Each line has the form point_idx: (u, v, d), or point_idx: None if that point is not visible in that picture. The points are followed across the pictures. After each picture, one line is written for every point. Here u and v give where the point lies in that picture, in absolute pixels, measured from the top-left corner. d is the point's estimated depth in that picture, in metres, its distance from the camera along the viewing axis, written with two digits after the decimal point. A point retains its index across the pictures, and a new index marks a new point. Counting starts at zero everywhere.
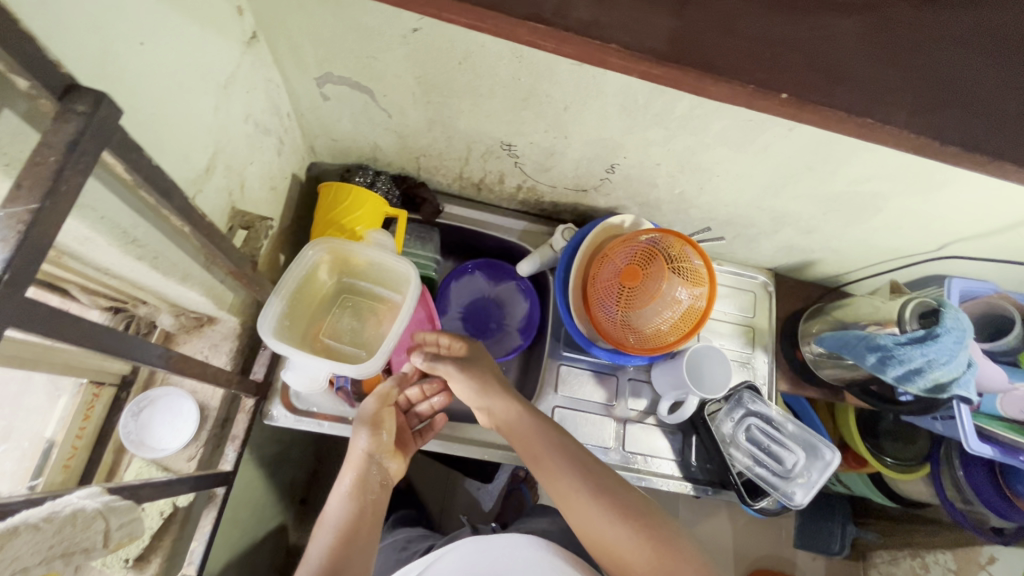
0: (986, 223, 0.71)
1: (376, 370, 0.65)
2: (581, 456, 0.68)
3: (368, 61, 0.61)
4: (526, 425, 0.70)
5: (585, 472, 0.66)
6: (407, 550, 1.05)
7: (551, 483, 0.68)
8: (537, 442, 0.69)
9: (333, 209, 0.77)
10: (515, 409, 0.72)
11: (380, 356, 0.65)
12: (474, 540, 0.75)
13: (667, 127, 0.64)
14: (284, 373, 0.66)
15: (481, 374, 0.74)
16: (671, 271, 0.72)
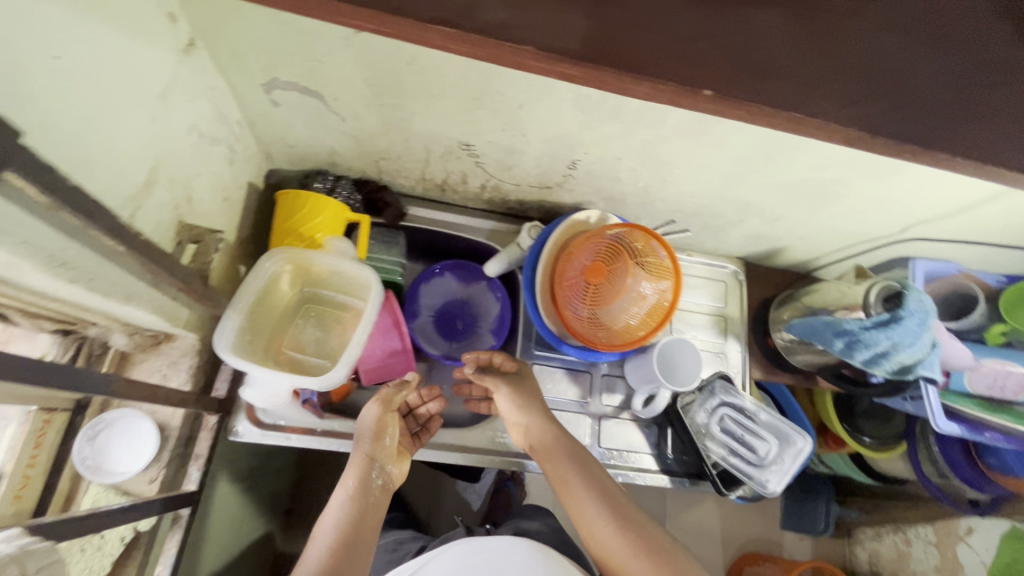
0: (944, 205, 0.71)
1: (340, 380, 0.64)
2: (606, 485, 0.71)
3: (314, 65, 0.60)
4: (559, 450, 0.73)
5: (607, 500, 0.68)
6: (397, 552, 1.02)
7: (574, 507, 0.70)
8: (564, 468, 0.72)
9: (291, 216, 0.74)
10: (552, 432, 0.75)
11: (342, 367, 0.64)
12: (470, 543, 0.72)
13: (623, 121, 0.63)
14: (243, 390, 0.64)
15: (525, 394, 0.78)
16: (635, 266, 0.72)
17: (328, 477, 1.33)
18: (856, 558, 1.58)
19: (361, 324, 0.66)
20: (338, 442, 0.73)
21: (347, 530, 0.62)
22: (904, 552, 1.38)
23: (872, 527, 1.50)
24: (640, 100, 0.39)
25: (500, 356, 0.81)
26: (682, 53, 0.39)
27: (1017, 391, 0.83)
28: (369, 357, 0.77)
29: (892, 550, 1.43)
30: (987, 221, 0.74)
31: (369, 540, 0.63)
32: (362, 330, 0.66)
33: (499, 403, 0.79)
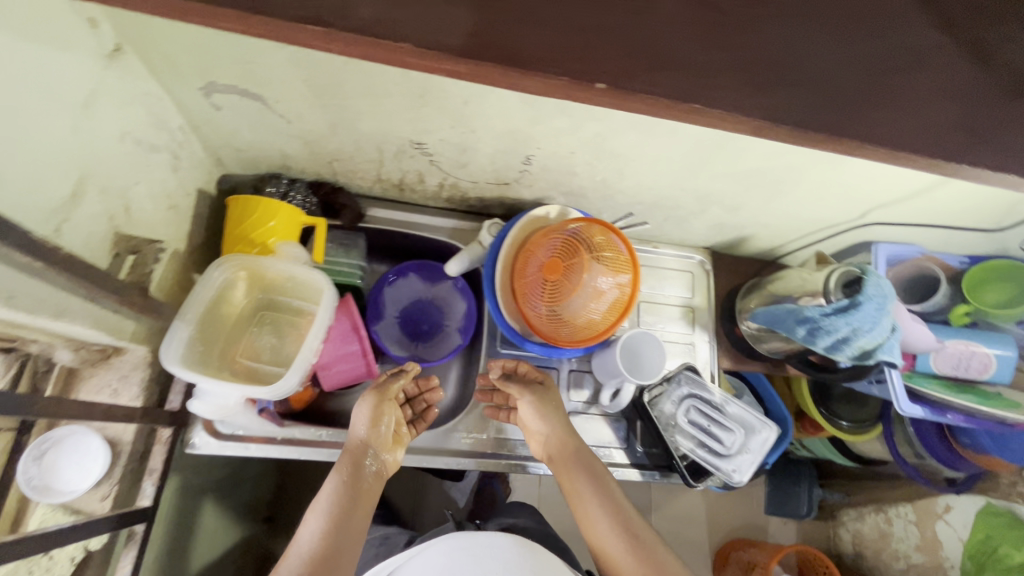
0: (899, 189, 0.71)
1: (293, 388, 0.63)
2: (621, 505, 0.71)
3: (250, 67, 0.58)
4: (576, 463, 0.74)
5: (619, 517, 0.69)
6: (385, 545, 1.02)
7: (584, 518, 0.72)
8: (579, 483, 0.73)
9: (241, 222, 0.72)
10: (572, 445, 0.76)
11: (294, 375, 0.63)
12: (459, 538, 0.73)
13: (571, 115, 0.62)
14: (191, 403, 0.63)
15: (549, 404, 0.78)
16: (592, 261, 0.71)
17: (309, 482, 1.31)
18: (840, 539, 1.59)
19: (313, 330, 0.65)
20: (299, 450, 0.74)
21: (337, 518, 0.64)
22: (885, 532, 1.40)
23: (854, 508, 1.52)
24: (542, 94, 0.40)
25: (525, 366, 0.82)
26: (596, 57, 0.41)
27: (980, 370, 0.87)
28: (330, 363, 0.75)
29: (874, 530, 1.44)
30: (943, 203, 0.74)
31: (358, 532, 0.65)
32: (314, 336, 0.65)
33: (523, 411, 0.79)
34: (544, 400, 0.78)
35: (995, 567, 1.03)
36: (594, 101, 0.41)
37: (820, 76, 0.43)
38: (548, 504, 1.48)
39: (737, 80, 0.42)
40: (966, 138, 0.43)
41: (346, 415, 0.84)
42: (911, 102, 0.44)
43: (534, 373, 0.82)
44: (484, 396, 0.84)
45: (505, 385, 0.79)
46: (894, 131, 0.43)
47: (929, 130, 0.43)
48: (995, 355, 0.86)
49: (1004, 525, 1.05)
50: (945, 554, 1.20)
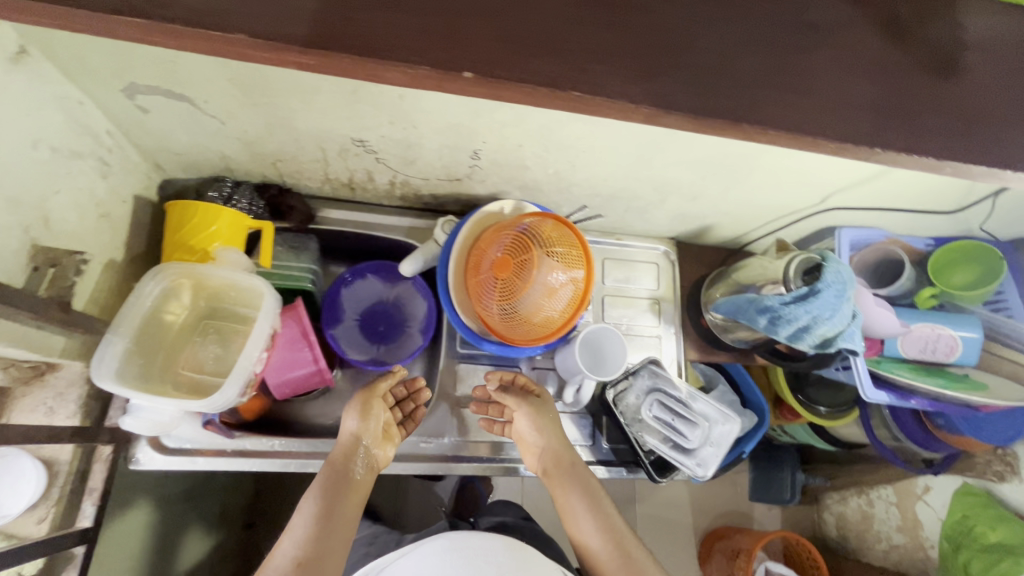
0: (855, 173, 0.70)
1: (234, 398, 0.62)
2: (614, 522, 0.72)
3: (169, 67, 0.55)
4: (571, 476, 0.75)
5: (608, 534, 0.71)
6: (375, 544, 0.98)
7: (575, 527, 0.73)
8: (572, 499, 0.74)
9: (181, 228, 0.70)
10: (568, 459, 0.76)
11: (231, 387, 0.61)
12: (452, 539, 0.72)
13: (512, 107, 0.60)
14: (123, 421, 0.60)
15: (545, 416, 0.79)
16: (542, 256, 0.68)
17: (286, 488, 1.29)
18: (824, 522, 1.59)
19: (251, 340, 0.63)
20: (249, 461, 0.72)
21: (324, 515, 0.65)
22: (868, 514, 1.40)
23: (837, 492, 1.52)
24: (453, 85, 0.38)
25: (523, 378, 0.82)
26: (511, 42, 0.39)
27: (946, 353, 0.86)
28: (282, 372, 0.74)
29: (857, 512, 1.45)
30: (901, 185, 0.73)
31: (346, 534, 0.66)
32: (253, 346, 0.63)
33: (519, 423, 0.79)
34: (540, 412, 0.79)
35: (972, 547, 1.03)
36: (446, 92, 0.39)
37: (752, 57, 0.41)
38: (531, 499, 1.47)
39: (661, 65, 0.40)
40: (903, 118, 0.42)
41: (302, 423, 0.84)
42: (848, 84, 0.42)
43: (531, 385, 0.82)
44: (479, 409, 0.82)
45: (502, 396, 0.79)
46: (831, 113, 0.41)
47: (865, 111, 0.41)
48: (961, 337, 0.85)
49: (979, 504, 1.06)
50: (925, 533, 1.22)
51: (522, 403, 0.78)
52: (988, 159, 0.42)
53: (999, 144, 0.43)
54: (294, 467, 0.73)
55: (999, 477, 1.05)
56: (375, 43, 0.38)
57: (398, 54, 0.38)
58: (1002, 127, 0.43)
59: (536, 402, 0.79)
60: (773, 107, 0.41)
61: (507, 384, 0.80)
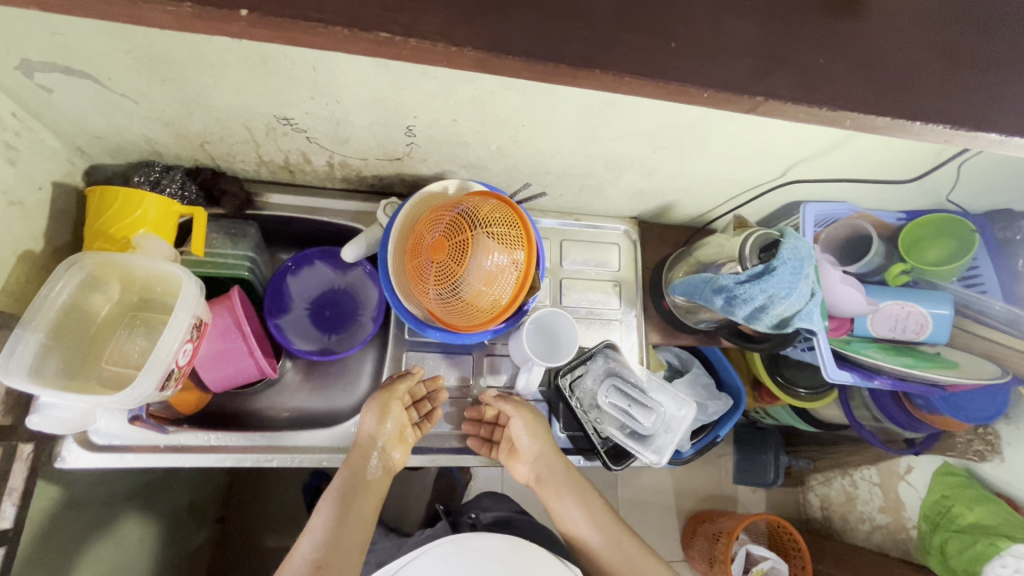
0: (811, 144, 0.66)
1: (151, 392, 0.59)
2: (609, 522, 0.76)
3: (59, 39, 0.51)
4: (564, 483, 0.78)
5: (603, 532, 0.75)
6: (376, 555, 0.93)
7: (572, 529, 0.77)
8: (567, 504, 0.77)
9: (100, 215, 0.66)
10: (558, 467, 0.78)
11: (146, 380, 0.58)
12: (456, 542, 0.69)
13: (436, 77, 0.56)
14: (31, 419, 0.58)
15: (537, 421, 0.79)
16: (479, 237, 0.64)
17: (260, 480, 1.27)
18: (809, 503, 1.57)
19: (169, 331, 0.60)
20: (184, 456, 0.70)
21: (341, 517, 0.67)
22: (851, 494, 1.38)
23: (820, 473, 1.49)
24: (329, 47, 0.35)
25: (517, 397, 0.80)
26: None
27: (916, 331, 0.83)
28: (217, 366, 0.71)
29: (841, 493, 1.42)
30: (862, 154, 0.68)
31: (361, 537, 0.68)
32: (171, 336, 0.60)
33: (514, 431, 0.78)
34: (533, 419, 0.79)
35: (947, 528, 1.01)
36: (249, 37, 0.35)
37: (663, 11, 0.37)
38: (511, 487, 1.38)
39: (558, 18, 0.36)
40: (832, 74, 0.39)
41: (246, 414, 0.82)
42: (769, 40, 0.38)
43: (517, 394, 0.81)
44: (471, 428, 0.81)
45: (499, 406, 0.78)
46: (754, 73, 0.38)
47: (790, 69, 0.38)
48: (930, 314, 0.82)
49: (958, 484, 1.03)
50: (908, 513, 1.20)
51: (518, 411, 0.78)
52: (917, 117, 0.39)
53: (935, 100, 0.39)
54: (229, 462, 0.72)
55: (980, 456, 1.01)
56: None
57: (260, 5, 0.34)
58: (935, 83, 0.40)
59: (530, 410, 0.79)
60: (688, 65, 0.37)
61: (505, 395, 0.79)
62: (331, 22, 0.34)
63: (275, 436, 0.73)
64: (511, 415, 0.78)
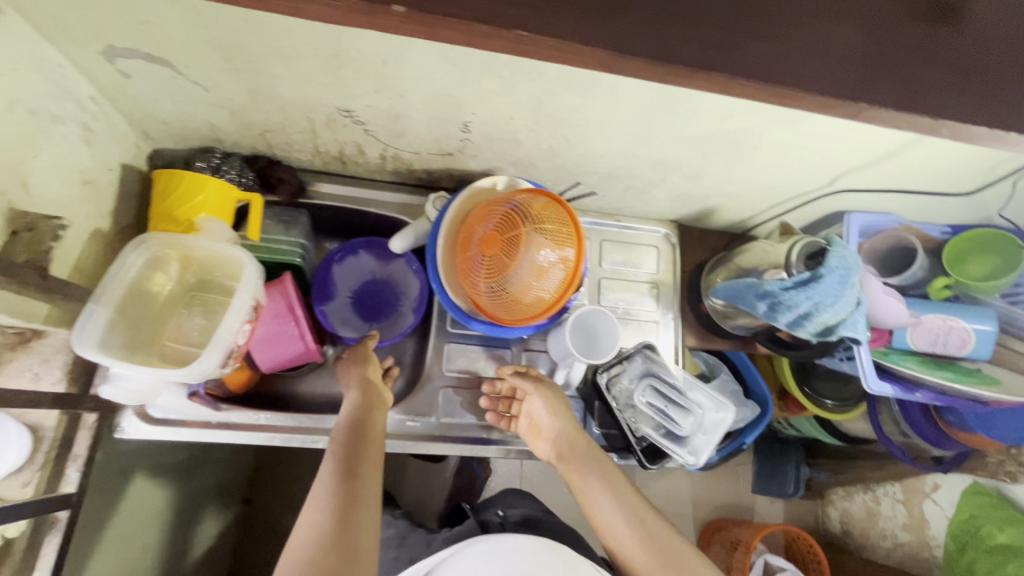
0: (864, 152, 0.66)
1: (212, 370, 0.61)
2: (634, 503, 0.71)
3: (145, 27, 0.53)
4: (587, 460, 0.74)
5: (629, 514, 0.69)
6: (405, 550, 0.95)
7: (592, 510, 0.72)
8: (591, 482, 0.72)
9: (166, 198, 0.69)
10: (583, 443, 0.75)
11: (210, 357, 0.60)
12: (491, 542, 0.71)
13: (501, 74, 0.57)
14: (102, 389, 0.61)
15: (560, 400, 0.78)
16: (531, 233, 0.66)
17: (286, 464, 1.30)
18: (828, 517, 1.55)
19: (232, 310, 0.62)
20: (235, 433, 0.73)
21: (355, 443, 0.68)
22: (873, 511, 1.36)
23: (842, 487, 1.48)
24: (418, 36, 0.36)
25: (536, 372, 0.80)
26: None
27: (958, 346, 0.82)
28: (267, 347, 0.73)
29: (862, 508, 1.41)
30: (915, 165, 0.68)
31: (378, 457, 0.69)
32: (233, 316, 0.62)
33: (534, 408, 0.77)
34: (555, 398, 0.78)
35: (976, 547, 1.01)
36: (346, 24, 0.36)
37: (747, 16, 0.38)
38: (529, 483, 1.39)
39: (647, 19, 0.37)
40: (909, 83, 0.39)
41: (290, 397, 0.85)
42: (851, 47, 0.39)
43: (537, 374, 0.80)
44: (490, 403, 0.80)
45: (516, 380, 0.78)
46: (831, 79, 0.39)
47: (868, 77, 0.39)
48: (973, 329, 0.82)
49: (989, 504, 1.02)
50: (932, 532, 1.18)
51: (537, 387, 0.78)
52: (990, 129, 0.40)
53: (1001, 115, 0.41)
54: (277, 441, 0.74)
55: (1012, 477, 0.98)
56: None
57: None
58: (1013, 95, 0.40)
59: (548, 386, 0.79)
60: (771, 69, 0.38)
61: (523, 371, 0.80)
62: (423, 11, 0.36)
63: (321, 419, 0.75)
64: (530, 391, 0.77)
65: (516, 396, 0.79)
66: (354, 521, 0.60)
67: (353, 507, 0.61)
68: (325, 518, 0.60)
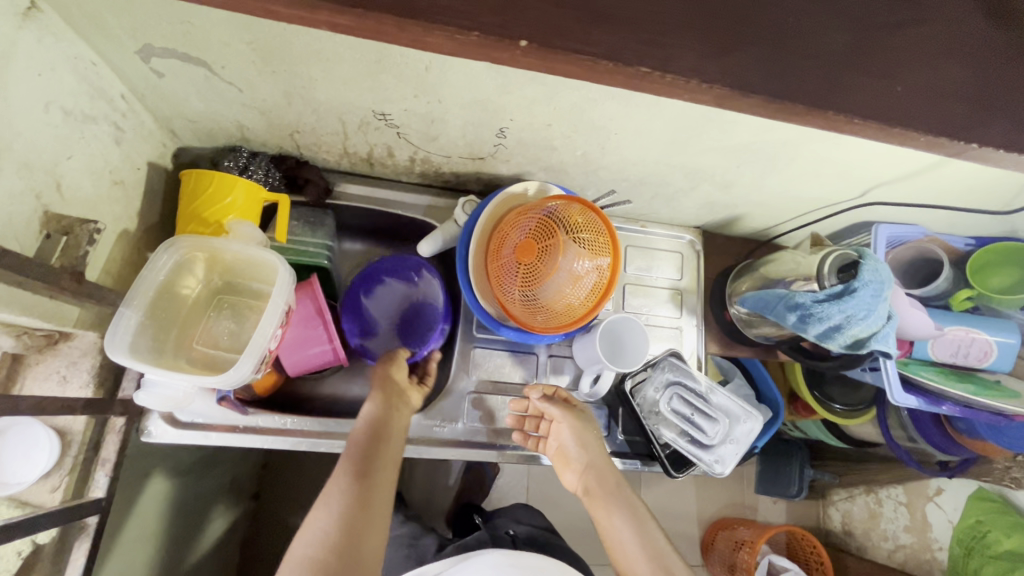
0: (903, 167, 0.66)
1: (246, 375, 0.61)
2: (659, 546, 0.69)
3: (185, 28, 0.52)
4: (615, 498, 0.72)
5: (654, 557, 0.68)
6: (417, 549, 0.95)
7: (613, 545, 0.71)
8: (616, 521, 0.71)
9: (196, 199, 0.68)
10: (613, 480, 0.73)
11: (245, 363, 0.60)
12: (505, 554, 0.69)
13: (545, 83, 0.56)
14: (138, 396, 0.61)
15: (590, 430, 0.76)
16: (568, 243, 0.66)
17: (294, 461, 1.29)
18: (830, 518, 1.54)
19: (268, 314, 0.62)
20: (262, 438, 0.72)
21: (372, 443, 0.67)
22: (875, 512, 1.35)
23: (845, 489, 1.46)
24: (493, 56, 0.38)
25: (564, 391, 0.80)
26: (541, 23, 0.38)
27: (979, 358, 0.82)
28: (295, 350, 0.73)
29: (864, 510, 1.40)
30: (951, 181, 0.68)
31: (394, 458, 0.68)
32: (269, 322, 0.62)
33: (561, 437, 0.76)
34: (584, 425, 0.76)
35: (982, 553, 1.03)
36: (434, 46, 0.39)
37: None
38: (538, 488, 1.35)
39: None
40: None
41: (312, 399, 0.84)
42: None
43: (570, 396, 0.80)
44: (518, 422, 0.79)
45: (545, 406, 0.75)
46: None
47: None
48: (996, 341, 0.81)
49: (996, 510, 1.03)
50: (934, 535, 1.18)
51: (566, 414, 0.75)
52: None
53: None
54: (305, 446, 0.73)
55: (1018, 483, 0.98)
56: (441, 9, 0.38)
57: (448, 19, 0.37)
58: None
59: (580, 414, 0.76)
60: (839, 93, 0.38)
61: (551, 396, 0.77)
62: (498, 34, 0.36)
63: (348, 425, 0.74)
64: (558, 418, 0.75)
65: (545, 417, 0.78)
66: (362, 524, 0.60)
67: (363, 510, 0.60)
68: (334, 520, 0.59)
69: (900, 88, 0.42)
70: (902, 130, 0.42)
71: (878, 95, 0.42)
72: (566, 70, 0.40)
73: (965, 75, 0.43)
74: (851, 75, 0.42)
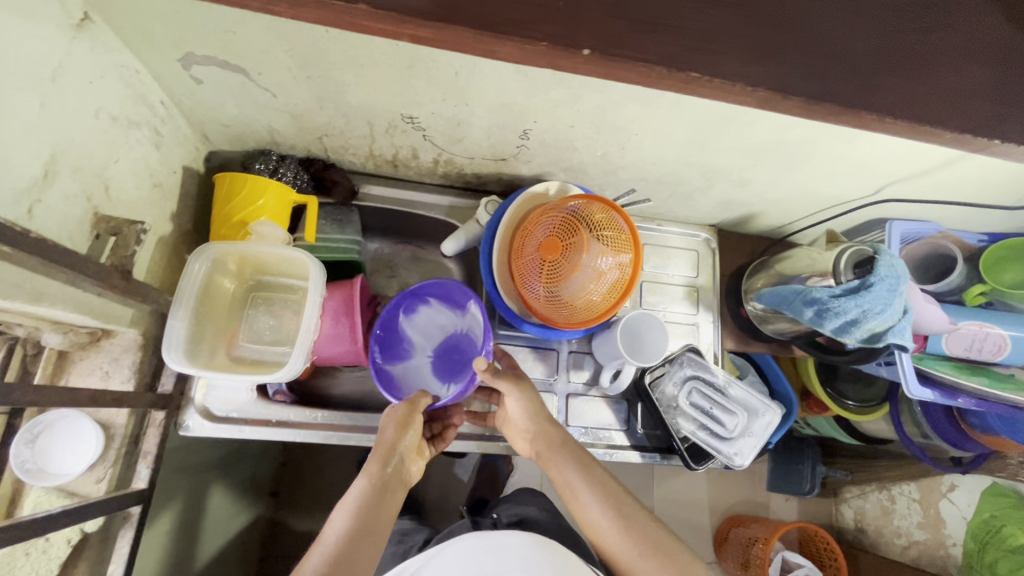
0: (919, 164, 0.67)
1: (300, 369, 0.66)
2: (615, 489, 0.64)
3: (227, 36, 0.54)
4: (563, 453, 0.68)
5: (611, 501, 0.63)
6: (403, 545, 0.96)
7: (579, 513, 0.65)
8: (567, 474, 0.66)
9: (229, 202, 0.71)
10: (558, 435, 0.70)
11: (297, 358, 0.65)
12: (478, 536, 0.65)
13: (570, 86, 0.58)
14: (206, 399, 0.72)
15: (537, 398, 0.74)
16: (591, 240, 0.68)
17: (312, 458, 1.31)
18: (842, 515, 1.54)
19: (307, 312, 0.66)
20: (294, 431, 0.74)
21: (360, 517, 0.57)
22: (888, 509, 1.36)
23: (857, 486, 1.47)
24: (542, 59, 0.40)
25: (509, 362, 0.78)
26: (599, 30, 0.41)
27: (993, 352, 0.82)
28: (328, 347, 0.76)
29: (876, 507, 1.41)
30: (966, 177, 0.69)
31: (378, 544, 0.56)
32: (310, 316, 0.67)
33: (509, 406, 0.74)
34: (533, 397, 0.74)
35: (998, 547, 1.04)
36: (488, 52, 0.41)
37: None
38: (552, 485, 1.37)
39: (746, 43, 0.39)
40: None
41: (336, 396, 0.86)
42: None
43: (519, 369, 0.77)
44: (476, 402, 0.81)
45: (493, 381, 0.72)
46: None
47: None
48: (1010, 336, 0.81)
49: (1010, 506, 1.04)
50: (948, 531, 1.18)
51: (514, 388, 0.73)
52: None
53: None
54: (336, 439, 0.75)
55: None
56: (509, 20, 0.40)
57: (517, 29, 0.40)
58: None
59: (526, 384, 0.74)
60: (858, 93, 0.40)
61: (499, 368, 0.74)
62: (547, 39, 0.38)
63: (376, 418, 0.77)
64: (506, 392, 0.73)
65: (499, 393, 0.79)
66: None
67: None
68: None
69: (919, 89, 0.44)
70: (922, 129, 0.44)
71: (898, 95, 0.44)
72: (608, 72, 0.42)
73: (984, 74, 0.45)
74: (873, 76, 0.44)
